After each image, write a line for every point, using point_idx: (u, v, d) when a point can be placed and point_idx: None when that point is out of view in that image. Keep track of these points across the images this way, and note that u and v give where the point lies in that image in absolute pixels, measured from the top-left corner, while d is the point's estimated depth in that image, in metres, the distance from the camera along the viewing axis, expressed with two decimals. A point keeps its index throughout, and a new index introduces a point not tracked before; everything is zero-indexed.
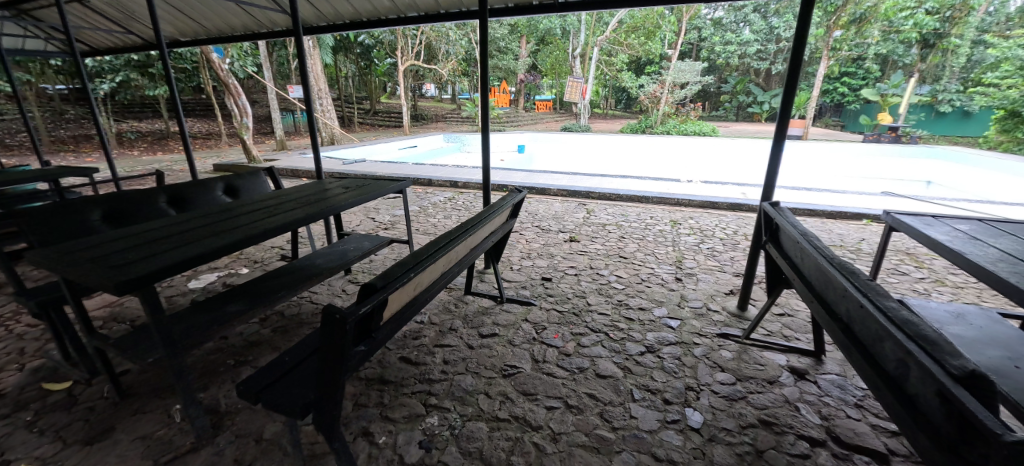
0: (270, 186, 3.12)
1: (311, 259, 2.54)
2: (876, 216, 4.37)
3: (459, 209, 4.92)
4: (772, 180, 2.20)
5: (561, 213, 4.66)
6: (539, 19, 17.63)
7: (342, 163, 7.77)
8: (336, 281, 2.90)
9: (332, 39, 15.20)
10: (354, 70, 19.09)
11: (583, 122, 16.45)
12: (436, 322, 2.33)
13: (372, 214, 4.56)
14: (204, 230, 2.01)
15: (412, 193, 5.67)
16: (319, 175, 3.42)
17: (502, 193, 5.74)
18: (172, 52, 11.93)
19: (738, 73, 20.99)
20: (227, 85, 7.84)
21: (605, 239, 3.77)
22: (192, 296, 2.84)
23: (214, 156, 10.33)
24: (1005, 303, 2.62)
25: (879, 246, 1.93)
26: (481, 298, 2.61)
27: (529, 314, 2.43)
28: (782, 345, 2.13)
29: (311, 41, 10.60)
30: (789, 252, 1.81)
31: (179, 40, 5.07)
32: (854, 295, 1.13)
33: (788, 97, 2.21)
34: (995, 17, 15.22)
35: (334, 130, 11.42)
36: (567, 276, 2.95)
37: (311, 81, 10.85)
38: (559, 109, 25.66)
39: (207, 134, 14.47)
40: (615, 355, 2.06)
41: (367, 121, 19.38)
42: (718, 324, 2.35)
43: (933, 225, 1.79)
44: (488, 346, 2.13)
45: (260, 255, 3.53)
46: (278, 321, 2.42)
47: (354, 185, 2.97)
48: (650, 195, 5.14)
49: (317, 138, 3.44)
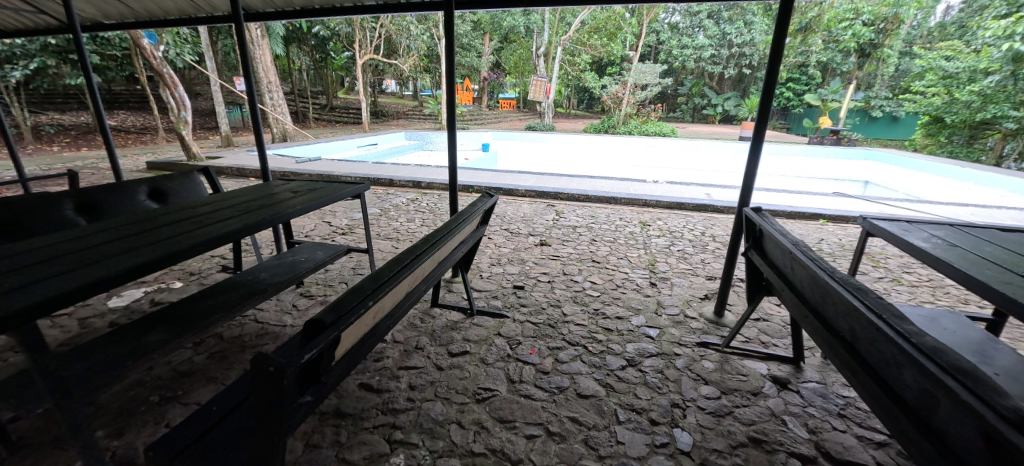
0: (205, 190, 2.75)
1: (255, 272, 2.24)
2: (831, 216, 4.53)
3: (423, 210, 4.67)
4: (751, 183, 2.14)
5: (530, 215, 4.53)
6: (502, 16, 17.42)
7: (295, 161, 7.26)
8: (285, 295, 2.60)
9: (284, 30, 14.34)
10: (309, 63, 18.15)
11: (547, 122, 16.47)
12: (400, 341, 2.12)
13: (328, 218, 4.23)
14: (119, 243, 1.69)
15: (372, 195, 5.34)
16: (265, 177, 3.08)
17: (468, 194, 5.53)
18: (97, 37, 10.76)
19: (693, 76, 21.80)
20: (161, 75, 7.07)
21: (576, 242, 3.67)
22: (112, 318, 2.45)
23: (149, 153, 9.43)
24: (956, 302, 2.74)
25: (857, 252, 1.91)
26: (449, 311, 2.41)
27: (501, 328, 2.26)
28: (762, 353, 2.08)
29: (259, 29, 9.86)
30: (774, 260, 1.74)
31: (102, 22, 4.47)
32: (863, 314, 1.05)
33: (766, 95, 2.15)
34: (918, 30, 16.65)
35: (287, 125, 10.71)
36: (540, 283, 2.80)
37: (259, 73, 10.10)
38: (522, 107, 25.63)
39: (141, 128, 13.23)
40: (595, 371, 1.94)
41: (323, 116, 18.48)
42: (696, 332, 2.28)
43: (911, 231, 1.79)
44: (460, 367, 1.94)
45: (196, 266, 3.15)
46: (216, 346, 2.12)
47: (305, 188, 2.66)
48: (619, 196, 5.11)
49: (262, 134, 3.09)
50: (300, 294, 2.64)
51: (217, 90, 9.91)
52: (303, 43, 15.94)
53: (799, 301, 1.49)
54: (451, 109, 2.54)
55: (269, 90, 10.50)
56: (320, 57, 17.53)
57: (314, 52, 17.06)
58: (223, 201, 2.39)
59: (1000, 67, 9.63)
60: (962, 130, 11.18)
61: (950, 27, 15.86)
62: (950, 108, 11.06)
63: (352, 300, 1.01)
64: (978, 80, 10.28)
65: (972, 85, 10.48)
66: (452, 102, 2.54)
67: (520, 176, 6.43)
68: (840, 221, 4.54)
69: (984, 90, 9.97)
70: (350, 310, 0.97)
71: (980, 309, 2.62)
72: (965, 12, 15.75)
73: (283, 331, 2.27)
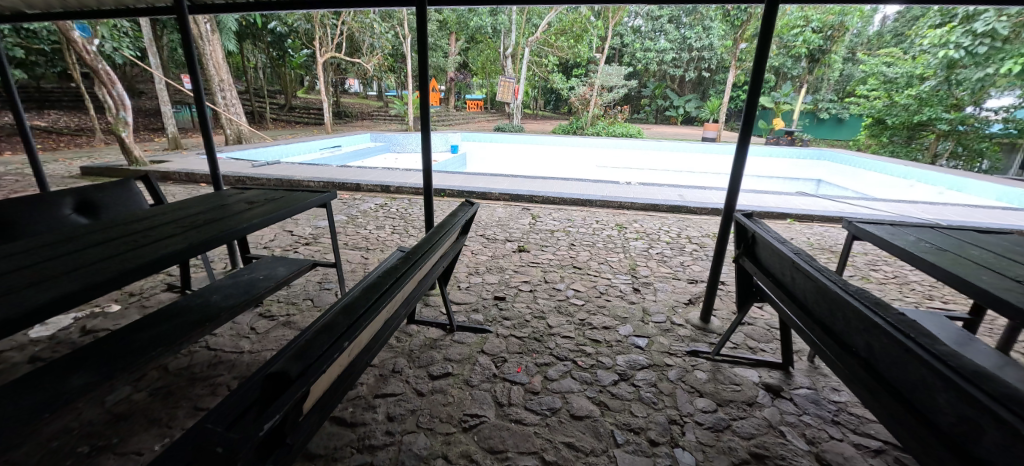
0: (146, 201, 2.45)
1: (207, 293, 1.97)
2: (798, 216, 4.68)
3: (394, 216, 4.46)
4: (737, 186, 2.11)
5: (506, 219, 4.41)
6: (468, 15, 17.18)
7: (252, 165, 6.80)
8: (242, 317, 2.35)
9: (237, 25, 13.57)
10: (265, 61, 17.26)
11: (516, 122, 16.39)
12: (375, 364, 1.94)
13: (290, 228, 3.95)
14: (32, 271, 1.41)
15: (338, 200, 5.05)
16: (217, 186, 2.79)
17: (440, 198, 5.33)
18: (20, 28, 9.72)
19: (655, 79, 22.39)
20: (97, 72, 6.41)
21: (555, 247, 3.58)
22: (33, 351, 2.12)
23: (85, 157, 8.60)
24: (923, 299, 2.83)
25: (843, 254, 1.89)
26: (427, 328, 2.25)
27: (484, 344, 2.12)
28: (752, 360, 2.04)
29: (209, 24, 9.20)
30: (771, 269, 1.70)
31: (23, 13, 3.97)
32: (889, 333, 1.00)
33: (753, 95, 2.11)
34: (859, 38, 17.83)
35: (242, 126, 10.07)
36: (521, 293, 2.68)
37: (210, 69, 9.42)
38: (490, 108, 25.50)
39: (75, 129, 12.11)
40: (587, 388, 1.83)
41: (281, 117, 17.61)
42: (685, 341, 2.22)
43: (896, 235, 1.79)
44: (442, 391, 1.78)
45: (137, 285, 2.82)
46: (160, 381, 1.87)
47: (263, 198, 2.40)
48: (594, 199, 5.08)
49: (213, 136, 2.80)
50: (259, 315, 2.39)
51: (162, 89, 9.16)
52: (257, 40, 15.09)
53: (801, 313, 1.46)
54: (425, 107, 2.36)
55: (221, 88, 9.82)
56: (277, 54, 16.68)
57: (270, 49, 16.19)
58: (170, 214, 2.12)
59: (934, 73, 10.40)
60: (901, 131, 12.04)
61: (887, 36, 17.06)
62: (890, 110, 11.84)
63: (323, 344, 0.92)
64: (915, 85, 11.07)
65: (910, 89, 11.28)
66: (426, 101, 2.36)
67: (492, 179, 6.29)
68: (805, 220, 4.70)
69: (921, 94, 10.76)
70: (324, 358, 0.88)
71: (944, 306, 2.71)
72: (900, 22, 16.99)
73: (240, 358, 2.03)
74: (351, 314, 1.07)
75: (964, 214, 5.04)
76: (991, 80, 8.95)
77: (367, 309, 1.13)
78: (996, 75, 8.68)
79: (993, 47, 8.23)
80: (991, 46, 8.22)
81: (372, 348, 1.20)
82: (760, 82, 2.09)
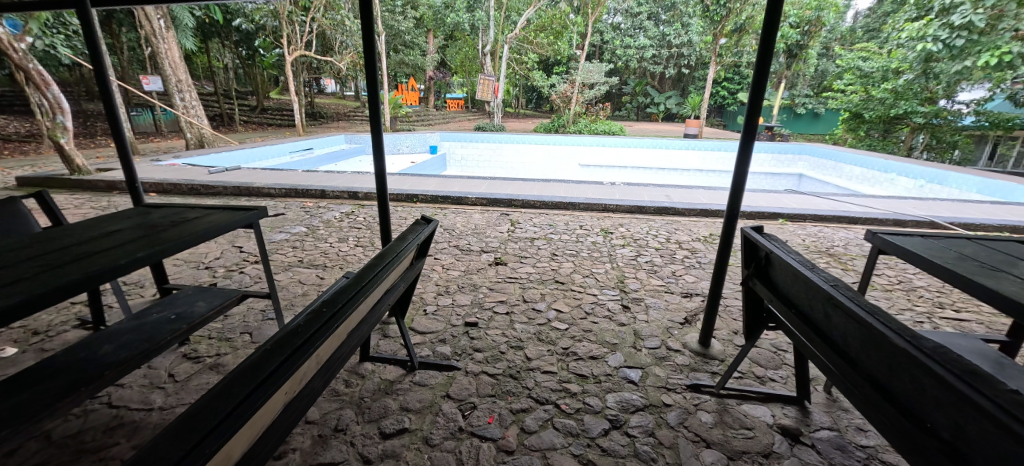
0: (39, 225, 2.03)
1: (96, 343, 1.53)
2: (791, 216, 4.45)
3: (360, 226, 4.06)
4: (739, 194, 1.85)
5: (483, 226, 4.08)
6: (445, 11, 16.83)
7: (209, 171, 6.30)
8: (160, 362, 1.96)
9: (199, 22, 12.87)
10: (234, 61, 16.52)
11: (497, 121, 16.01)
12: (314, 421, 1.58)
13: (241, 243, 3.54)
14: None
15: (300, 209, 4.63)
16: (137, 201, 2.39)
17: (412, 204, 4.95)
18: None
19: (636, 76, 22.30)
20: (27, 72, 5.82)
21: (535, 258, 3.26)
22: None
23: (28, 165, 7.90)
24: (933, 308, 2.61)
25: (866, 270, 1.63)
26: (383, 366, 1.90)
27: (450, 386, 1.78)
28: (761, 394, 1.76)
29: (162, 20, 8.55)
30: (794, 297, 1.37)
31: None
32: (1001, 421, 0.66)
33: (759, 83, 1.75)
34: (833, 34, 18.08)
35: (204, 130, 9.44)
36: (495, 316, 2.35)
37: (166, 69, 8.76)
38: (471, 107, 25.14)
39: (23, 135, 11.24)
40: (573, 442, 1.51)
41: (253, 119, 16.82)
42: (684, 371, 1.92)
43: (930, 251, 1.54)
44: (394, 456, 1.43)
45: (45, 321, 2.38)
46: (36, 456, 1.46)
47: (176, 214, 1.95)
48: (576, 201, 4.79)
49: (129, 143, 2.39)
50: (181, 357, 2.01)
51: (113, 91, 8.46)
52: (223, 39, 14.44)
53: (839, 361, 1.14)
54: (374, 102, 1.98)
55: (180, 89, 9.14)
56: (246, 54, 16.00)
57: (238, 47, 15.50)
58: (62, 235, 1.68)
59: (910, 67, 10.44)
60: (877, 124, 12.08)
61: (859, 32, 17.34)
62: (867, 104, 11.85)
63: None
64: (890, 79, 11.12)
65: (885, 83, 11.34)
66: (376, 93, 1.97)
67: (469, 182, 5.95)
68: (798, 220, 4.47)
69: (897, 87, 10.81)
70: None
71: (958, 318, 2.49)
72: (870, 18, 17.28)
73: (147, 417, 1.64)
74: (189, 434, 0.70)
75: (953, 209, 4.90)
76: (968, 73, 9.00)
77: (231, 415, 0.76)
78: (973, 67, 8.72)
79: (970, 39, 8.28)
80: (968, 39, 8.27)
81: (253, 460, 0.82)
82: (768, 61, 1.71)
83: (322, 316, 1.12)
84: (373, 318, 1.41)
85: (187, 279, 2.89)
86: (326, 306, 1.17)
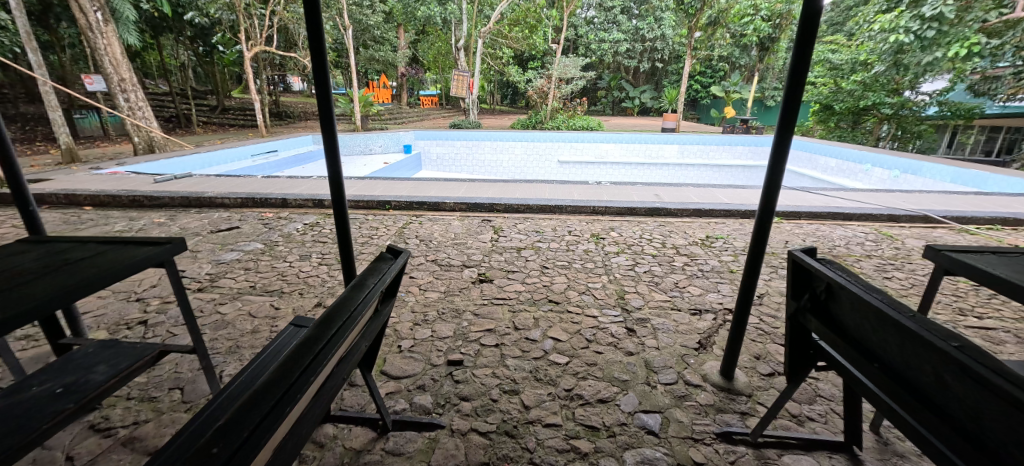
0: None
1: None
2: (786, 214, 4.28)
3: (325, 240, 3.63)
4: (773, 203, 1.57)
5: (463, 235, 3.73)
6: (415, 5, 16.21)
7: (155, 179, 5.66)
8: (58, 441, 1.53)
9: (145, 15, 11.85)
10: (189, 59, 15.45)
11: (473, 118, 15.56)
12: None
13: (184, 266, 3.05)
14: None
15: (257, 221, 4.15)
16: (36, 228, 1.96)
17: (385, 211, 4.53)
18: None
19: (610, 70, 22.24)
20: None
21: (524, 272, 2.92)
22: None
23: None
24: (955, 315, 2.43)
25: (927, 296, 1.39)
26: (351, 430, 1.54)
27: (433, 453, 1.44)
28: (803, 442, 1.49)
29: (100, 13, 7.71)
30: (873, 347, 1.04)
31: None
32: None
33: (795, 73, 1.45)
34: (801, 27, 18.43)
35: (154, 133, 8.65)
36: (483, 351, 2.01)
37: (107, 67, 7.89)
38: (445, 104, 24.57)
39: None
40: None
41: (212, 120, 15.76)
42: (710, 415, 1.63)
43: (1006, 269, 1.29)
44: None
45: None
46: None
47: (62, 248, 1.46)
48: (563, 204, 4.47)
49: (16, 155, 1.90)
50: (88, 429, 1.59)
51: (46, 92, 7.60)
52: (176, 35, 13.48)
53: (966, 446, 0.79)
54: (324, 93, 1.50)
55: (124, 90, 8.28)
56: (204, 51, 15.04)
57: (194, 43, 14.56)
58: None
59: (880, 59, 10.43)
60: (846, 116, 12.23)
61: (823, 26, 17.66)
62: (836, 96, 11.98)
63: None
64: (860, 71, 11.33)
65: (854, 75, 11.53)
66: (324, 84, 1.50)
67: (445, 184, 5.54)
68: (792, 218, 4.29)
69: (866, 79, 11.01)
70: None
71: (985, 327, 2.31)
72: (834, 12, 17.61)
73: None
74: None
75: (941, 202, 4.84)
76: (939, 65, 9.18)
77: None
78: (943, 59, 8.91)
79: (939, 31, 8.45)
80: (938, 30, 8.41)
81: None
82: (809, 46, 1.39)
83: (219, 456, 0.66)
84: (315, 414, 0.99)
85: (111, 316, 2.42)
86: (220, 440, 0.69)
